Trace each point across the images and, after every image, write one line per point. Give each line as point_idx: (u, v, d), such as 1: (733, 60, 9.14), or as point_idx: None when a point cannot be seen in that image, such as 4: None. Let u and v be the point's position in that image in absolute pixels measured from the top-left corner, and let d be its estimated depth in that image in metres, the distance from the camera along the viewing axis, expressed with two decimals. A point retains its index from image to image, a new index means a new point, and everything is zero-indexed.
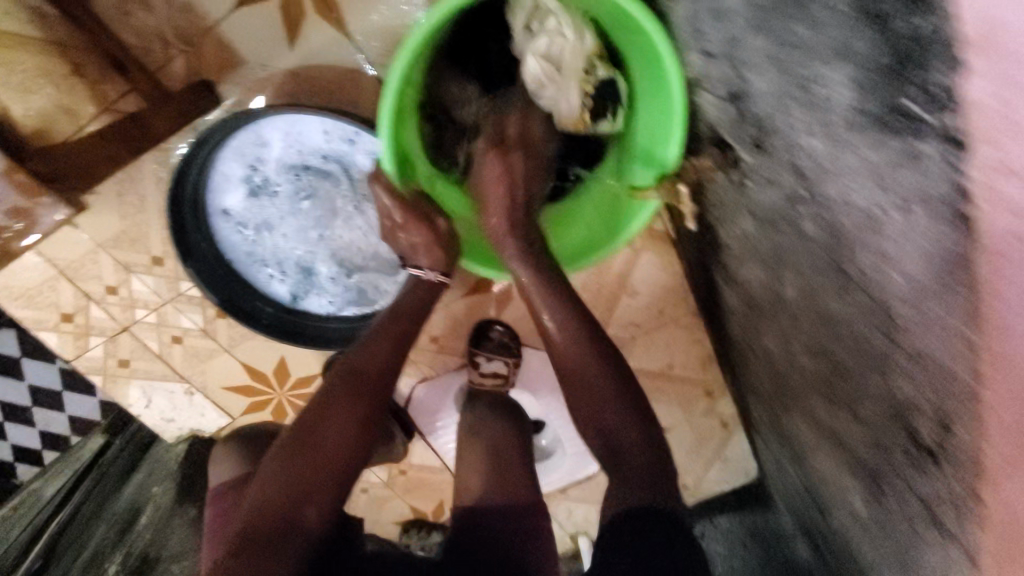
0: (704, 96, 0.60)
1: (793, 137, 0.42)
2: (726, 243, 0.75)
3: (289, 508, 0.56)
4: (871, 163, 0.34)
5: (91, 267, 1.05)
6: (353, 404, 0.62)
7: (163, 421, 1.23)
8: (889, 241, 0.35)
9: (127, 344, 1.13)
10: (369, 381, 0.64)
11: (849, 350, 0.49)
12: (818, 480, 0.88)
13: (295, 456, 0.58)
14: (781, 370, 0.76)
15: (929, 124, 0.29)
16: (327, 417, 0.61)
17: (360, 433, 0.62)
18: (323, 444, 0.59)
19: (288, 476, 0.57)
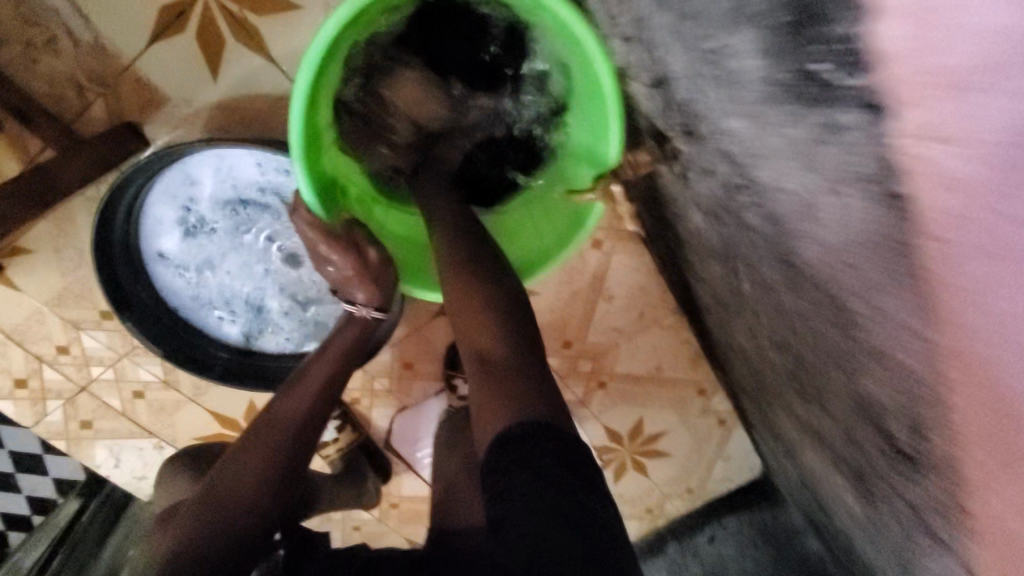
0: (636, 86, 0.57)
1: (717, 122, 0.42)
2: (686, 239, 0.70)
3: (206, 543, 0.53)
4: (792, 140, 0.34)
5: (37, 328, 1.00)
6: (275, 444, 0.64)
7: (136, 479, 1.17)
8: (824, 226, 0.34)
9: (87, 404, 1.08)
10: (291, 423, 0.67)
11: (815, 347, 0.45)
12: (816, 480, 0.83)
13: (213, 497, 0.58)
14: (761, 368, 0.71)
15: (843, 90, 0.29)
16: (247, 455, 0.62)
17: (280, 471, 0.62)
18: (241, 484, 0.59)
19: (206, 509, 0.56)
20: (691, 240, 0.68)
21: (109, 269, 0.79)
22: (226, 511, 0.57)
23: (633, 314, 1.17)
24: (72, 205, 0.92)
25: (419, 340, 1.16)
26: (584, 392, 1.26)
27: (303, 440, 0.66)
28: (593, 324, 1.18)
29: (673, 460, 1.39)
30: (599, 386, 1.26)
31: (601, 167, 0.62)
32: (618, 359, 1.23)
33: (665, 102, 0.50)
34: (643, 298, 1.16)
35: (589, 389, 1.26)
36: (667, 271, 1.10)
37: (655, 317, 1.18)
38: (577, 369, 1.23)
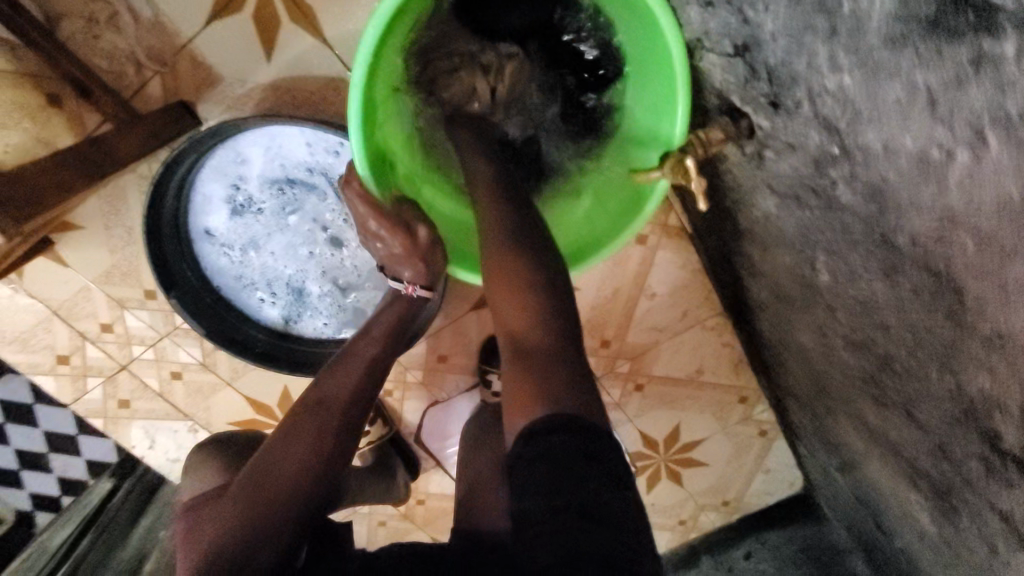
0: (710, 60, 0.55)
1: (818, 81, 0.40)
2: (746, 229, 0.68)
3: (244, 544, 0.52)
4: (923, 85, 0.31)
5: (83, 305, 1.01)
6: (323, 428, 0.62)
7: (169, 462, 1.18)
8: (953, 188, 0.32)
9: (126, 383, 1.09)
10: (338, 406, 0.64)
11: (904, 338, 0.42)
12: (873, 493, 0.78)
13: (251, 488, 0.56)
14: (824, 368, 0.68)
15: (1007, 14, 0.25)
16: (293, 440, 0.60)
17: (324, 457, 0.60)
18: (284, 472, 0.57)
19: (244, 510, 0.54)
20: (753, 230, 0.65)
21: (158, 247, 0.79)
22: (268, 501, 0.55)
23: (675, 314, 1.13)
24: (122, 181, 0.93)
25: (455, 332, 1.14)
26: (620, 394, 1.23)
27: (348, 421, 0.64)
28: (634, 324, 1.14)
29: (711, 470, 1.34)
30: (636, 389, 1.23)
31: (668, 142, 0.59)
32: (658, 361, 1.19)
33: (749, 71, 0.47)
34: (686, 297, 1.11)
35: (625, 391, 1.23)
36: (715, 272, 1.06)
37: (700, 318, 1.14)
38: (614, 370, 1.20)
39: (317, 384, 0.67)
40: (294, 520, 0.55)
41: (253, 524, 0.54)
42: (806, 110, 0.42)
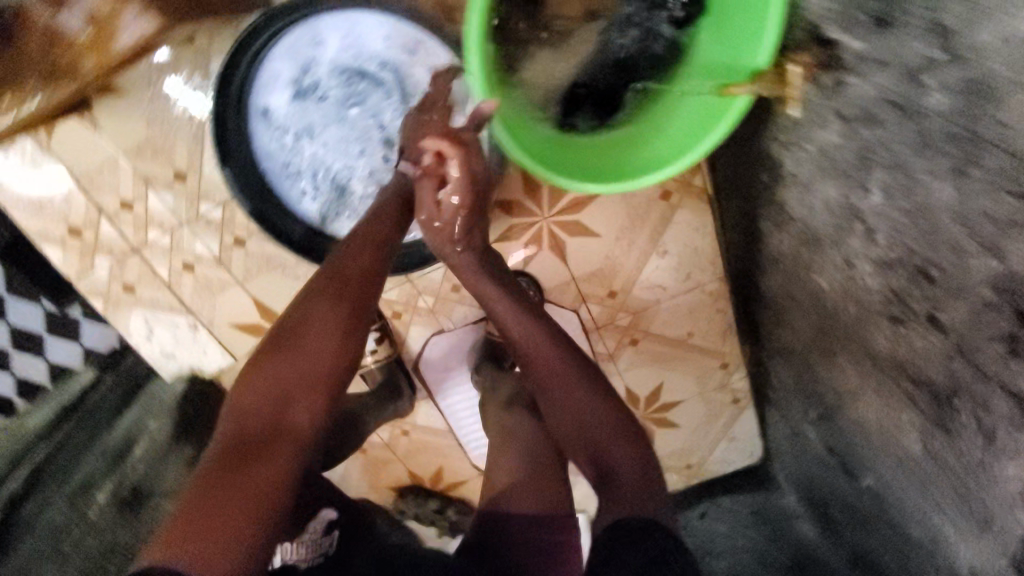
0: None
1: None
2: (794, 172, 0.76)
3: (274, 411, 0.63)
4: None
5: (108, 177, 0.99)
6: (335, 308, 0.70)
7: (161, 357, 1.15)
8: None
9: (134, 268, 1.07)
10: (349, 290, 0.72)
11: (959, 236, 0.50)
12: (853, 434, 0.87)
13: (271, 374, 0.65)
14: (840, 307, 0.76)
15: None
16: (309, 320, 0.69)
17: (340, 348, 0.69)
18: (303, 350, 0.67)
19: (271, 380, 0.64)
20: (804, 170, 0.73)
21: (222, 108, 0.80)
22: (290, 385, 0.65)
23: (681, 274, 1.20)
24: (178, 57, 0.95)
25: None
26: (614, 346, 1.29)
27: (358, 312, 0.72)
28: (642, 279, 1.20)
29: (682, 433, 1.42)
30: (630, 343, 1.29)
31: (749, 69, 0.65)
32: (656, 318, 1.26)
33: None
34: (694, 258, 1.18)
35: (620, 343, 1.29)
36: (727, 236, 1.14)
37: (702, 282, 1.21)
38: (614, 322, 1.26)
39: (331, 278, 0.73)
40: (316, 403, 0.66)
41: (280, 395, 0.64)
42: (916, 23, 0.49)
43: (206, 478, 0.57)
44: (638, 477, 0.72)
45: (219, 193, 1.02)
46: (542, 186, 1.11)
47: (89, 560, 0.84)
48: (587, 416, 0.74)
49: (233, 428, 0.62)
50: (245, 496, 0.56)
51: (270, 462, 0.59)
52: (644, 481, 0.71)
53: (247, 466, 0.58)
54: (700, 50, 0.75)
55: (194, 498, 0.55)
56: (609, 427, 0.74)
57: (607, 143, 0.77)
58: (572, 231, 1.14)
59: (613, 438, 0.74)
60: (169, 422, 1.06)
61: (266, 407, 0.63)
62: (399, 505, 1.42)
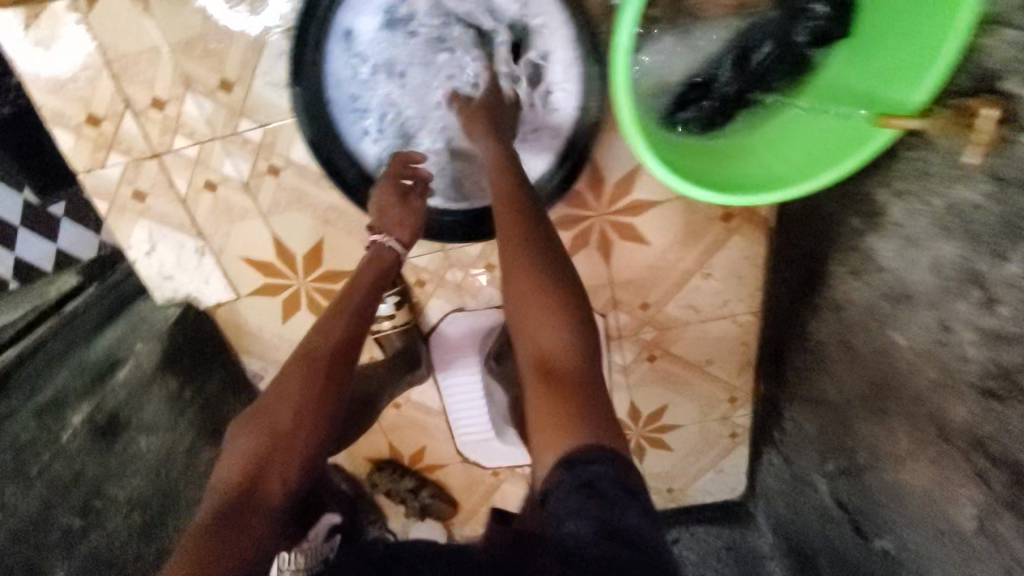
0: (1008, 36, 0.56)
1: None
2: (900, 221, 0.74)
3: (252, 473, 0.62)
4: None
5: (145, 68, 0.88)
6: (307, 373, 0.69)
7: (159, 278, 1.05)
8: None
9: (150, 174, 0.96)
10: (322, 355, 0.71)
11: None
12: (881, 495, 0.86)
13: (252, 441, 0.65)
14: (914, 368, 0.74)
15: None
16: (285, 390, 0.68)
17: (314, 407, 0.68)
18: (279, 418, 0.66)
19: (252, 447, 0.64)
20: (918, 222, 0.70)
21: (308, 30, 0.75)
22: (275, 445, 0.64)
23: (719, 299, 1.17)
24: None
25: None
26: (632, 358, 1.24)
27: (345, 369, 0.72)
28: (678, 296, 1.16)
29: (673, 458, 1.39)
30: (648, 359, 1.25)
31: (896, 107, 0.63)
32: (680, 338, 1.22)
33: None
34: (736, 286, 1.15)
35: (637, 357, 1.24)
36: (777, 271, 1.11)
37: (735, 311, 1.18)
38: (637, 334, 1.21)
39: (306, 343, 0.73)
40: (298, 464, 0.65)
41: (260, 456, 0.63)
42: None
43: (194, 547, 0.55)
44: (594, 399, 0.59)
45: (265, 114, 0.92)
46: (606, 181, 1.05)
47: (49, 490, 0.73)
48: (540, 331, 0.63)
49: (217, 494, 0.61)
50: (233, 567, 0.54)
51: (257, 528, 0.58)
52: (592, 398, 0.58)
53: (237, 531, 0.57)
54: (837, 75, 0.71)
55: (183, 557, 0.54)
56: (568, 341, 0.62)
57: (718, 151, 0.76)
58: (624, 234, 1.10)
59: (570, 356, 0.62)
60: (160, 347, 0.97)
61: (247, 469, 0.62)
62: (373, 477, 1.36)
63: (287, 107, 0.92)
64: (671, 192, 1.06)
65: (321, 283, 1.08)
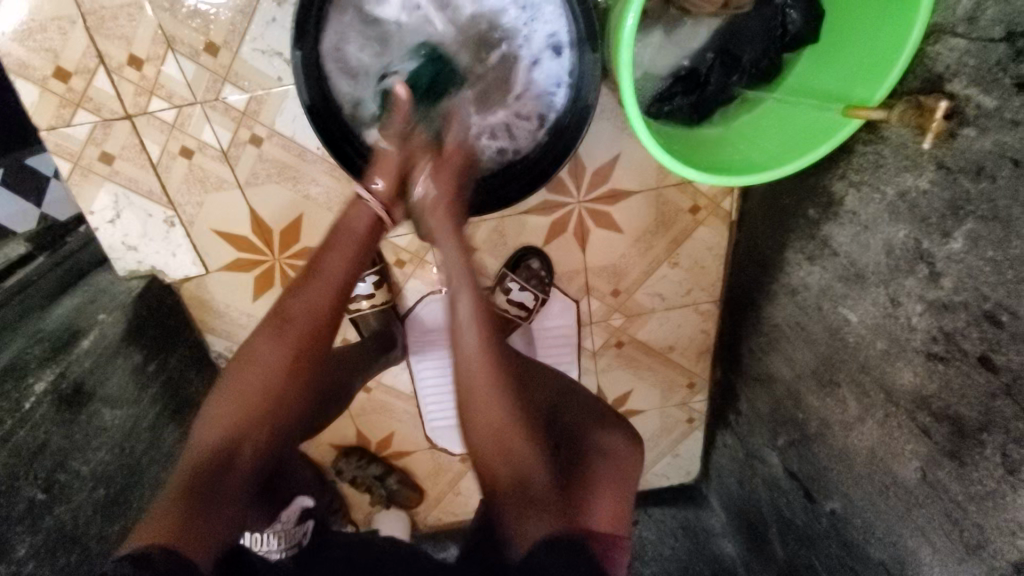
0: (956, 44, 0.63)
1: None
2: (854, 210, 0.81)
3: (221, 447, 0.67)
4: None
5: (123, 24, 0.85)
6: (276, 337, 0.71)
7: (122, 247, 1.00)
8: None
9: (120, 136, 0.92)
10: (291, 321, 0.71)
11: None
12: (831, 461, 0.94)
13: (226, 416, 0.68)
14: (865, 341, 0.82)
15: None
16: (254, 358, 0.71)
17: (280, 374, 0.70)
18: (248, 387, 0.70)
19: (226, 418, 0.68)
20: (871, 210, 0.78)
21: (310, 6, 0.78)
22: (248, 419, 0.69)
23: (683, 287, 1.23)
24: None
25: (495, 230, 1.15)
26: (600, 344, 1.29)
27: (315, 346, 0.72)
28: (646, 284, 1.22)
29: None
30: (615, 345, 1.29)
31: (860, 102, 0.70)
32: (646, 326, 1.27)
33: (1003, 60, 0.58)
34: (701, 276, 1.22)
35: (605, 343, 1.29)
36: (737, 262, 1.18)
37: (698, 301, 1.25)
38: (606, 320, 1.26)
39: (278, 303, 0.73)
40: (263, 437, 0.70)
41: (232, 426, 0.68)
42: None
43: (168, 518, 0.61)
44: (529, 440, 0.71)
45: (252, 81, 0.90)
46: (585, 170, 1.09)
47: (13, 458, 0.69)
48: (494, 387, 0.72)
49: (190, 466, 0.66)
50: (208, 539, 0.61)
51: (228, 495, 0.66)
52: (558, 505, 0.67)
53: (206, 508, 0.63)
54: (805, 76, 0.79)
55: (165, 518, 0.61)
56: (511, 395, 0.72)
57: (704, 142, 0.81)
58: (600, 222, 1.15)
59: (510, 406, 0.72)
60: (123, 318, 0.93)
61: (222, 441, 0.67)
62: (338, 464, 1.33)
63: (275, 76, 0.91)
64: (645, 184, 1.11)
65: (296, 260, 1.06)
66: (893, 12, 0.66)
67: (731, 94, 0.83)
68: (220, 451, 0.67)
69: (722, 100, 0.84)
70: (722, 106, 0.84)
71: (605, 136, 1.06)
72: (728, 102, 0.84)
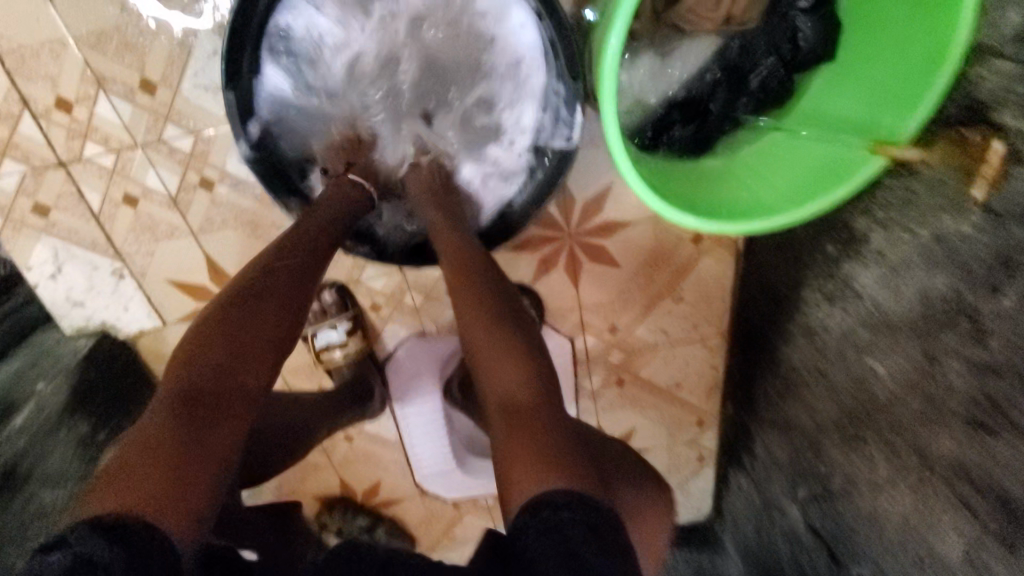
0: (1003, 67, 0.53)
1: None
2: (881, 250, 0.71)
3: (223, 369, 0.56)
4: None
5: (47, 64, 0.76)
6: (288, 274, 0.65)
7: (66, 304, 0.91)
8: None
9: (54, 185, 0.83)
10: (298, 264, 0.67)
11: None
12: (861, 526, 0.83)
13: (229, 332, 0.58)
14: (897, 400, 0.71)
15: None
16: (266, 289, 0.63)
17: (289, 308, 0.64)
18: (260, 316, 0.61)
19: (230, 338, 0.58)
20: (900, 253, 0.68)
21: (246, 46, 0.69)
22: (256, 349, 0.59)
23: (688, 321, 1.12)
24: None
25: None
26: (599, 383, 1.18)
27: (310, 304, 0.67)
28: (647, 319, 1.11)
29: None
30: (616, 383, 1.18)
31: (888, 135, 0.59)
32: (649, 362, 1.17)
33: None
34: (707, 309, 1.11)
35: (605, 381, 1.18)
36: (745, 293, 1.08)
37: (704, 334, 1.15)
38: (605, 358, 1.15)
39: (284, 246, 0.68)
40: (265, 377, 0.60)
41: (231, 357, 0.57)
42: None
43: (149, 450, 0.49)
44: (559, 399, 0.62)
45: (196, 120, 0.81)
46: (575, 202, 1.01)
47: None
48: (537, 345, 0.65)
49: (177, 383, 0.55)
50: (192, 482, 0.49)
51: (222, 433, 0.53)
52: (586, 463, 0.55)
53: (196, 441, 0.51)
54: (821, 102, 0.68)
55: (137, 476, 0.47)
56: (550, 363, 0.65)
57: (709, 178, 0.71)
58: (594, 255, 1.05)
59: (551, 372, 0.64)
60: (66, 384, 0.85)
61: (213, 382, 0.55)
62: (322, 517, 1.24)
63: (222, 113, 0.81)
64: (641, 213, 1.02)
65: None
66: (929, 33, 0.55)
67: (736, 122, 0.72)
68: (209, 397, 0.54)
69: (726, 128, 0.73)
70: (727, 136, 0.73)
71: (596, 164, 0.97)
72: (733, 130, 0.73)
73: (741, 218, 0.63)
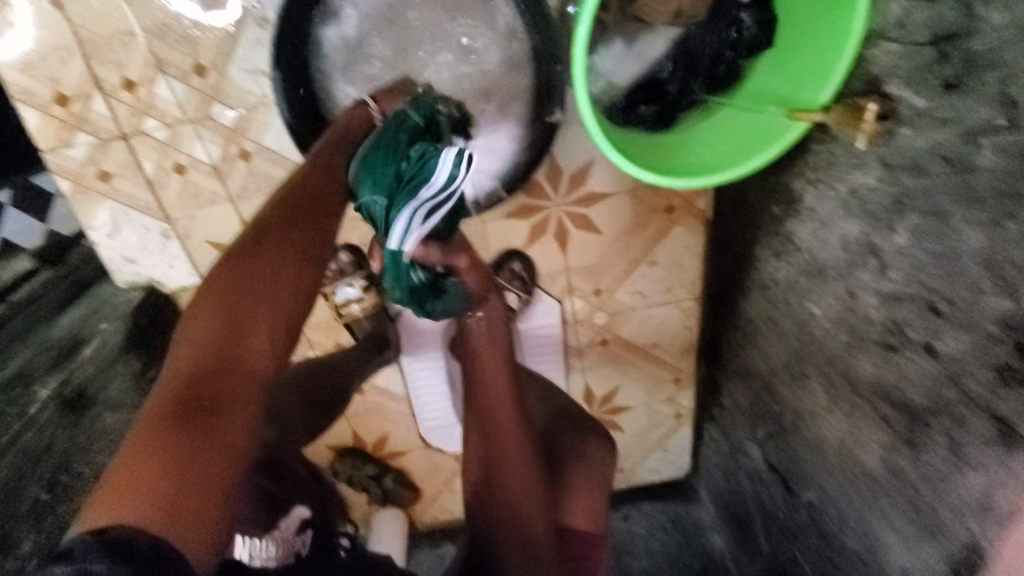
0: (891, 49, 0.67)
1: (995, 74, 0.54)
2: (813, 207, 0.85)
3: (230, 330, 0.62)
4: None
5: (117, 50, 0.90)
6: (284, 237, 0.67)
7: (121, 261, 1.05)
8: None
9: (117, 155, 0.97)
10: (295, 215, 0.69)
11: (965, 283, 0.61)
12: (807, 450, 0.96)
13: (210, 321, 0.62)
14: (828, 334, 0.85)
15: None
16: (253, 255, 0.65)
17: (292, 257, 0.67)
18: (254, 290, 0.64)
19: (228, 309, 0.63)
20: (827, 207, 0.82)
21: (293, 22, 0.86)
22: (240, 323, 0.62)
23: (665, 285, 1.26)
24: None
25: (479, 234, 1.19)
26: (585, 343, 1.32)
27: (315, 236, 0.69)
28: (627, 283, 1.26)
29: (622, 437, 1.46)
30: (600, 343, 1.32)
31: (807, 104, 0.73)
32: (630, 323, 1.30)
33: (934, 60, 0.61)
34: (681, 274, 1.25)
35: (590, 342, 1.32)
36: (714, 258, 1.22)
37: (679, 297, 1.28)
38: (590, 319, 1.29)
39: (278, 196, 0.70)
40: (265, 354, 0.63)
41: (233, 311, 0.63)
42: (992, 90, 0.55)
43: (153, 436, 0.53)
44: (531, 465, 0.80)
45: (240, 99, 0.95)
46: (562, 174, 1.14)
47: (19, 459, 0.74)
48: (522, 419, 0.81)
49: (195, 347, 0.60)
50: (196, 470, 0.53)
51: (219, 413, 0.57)
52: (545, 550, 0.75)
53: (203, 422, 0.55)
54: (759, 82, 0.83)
55: (132, 472, 0.51)
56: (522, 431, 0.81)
57: (669, 147, 0.85)
58: (579, 224, 1.19)
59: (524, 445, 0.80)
60: (124, 325, 1.00)
61: (203, 387, 0.58)
62: (336, 465, 1.38)
63: (262, 94, 0.96)
64: (620, 186, 1.16)
65: None
66: (832, 21, 0.70)
67: (693, 99, 0.87)
68: (213, 376, 0.58)
69: (683, 105, 0.88)
70: (685, 111, 0.88)
71: (581, 142, 1.11)
72: (690, 106, 0.88)
73: (690, 175, 0.77)
